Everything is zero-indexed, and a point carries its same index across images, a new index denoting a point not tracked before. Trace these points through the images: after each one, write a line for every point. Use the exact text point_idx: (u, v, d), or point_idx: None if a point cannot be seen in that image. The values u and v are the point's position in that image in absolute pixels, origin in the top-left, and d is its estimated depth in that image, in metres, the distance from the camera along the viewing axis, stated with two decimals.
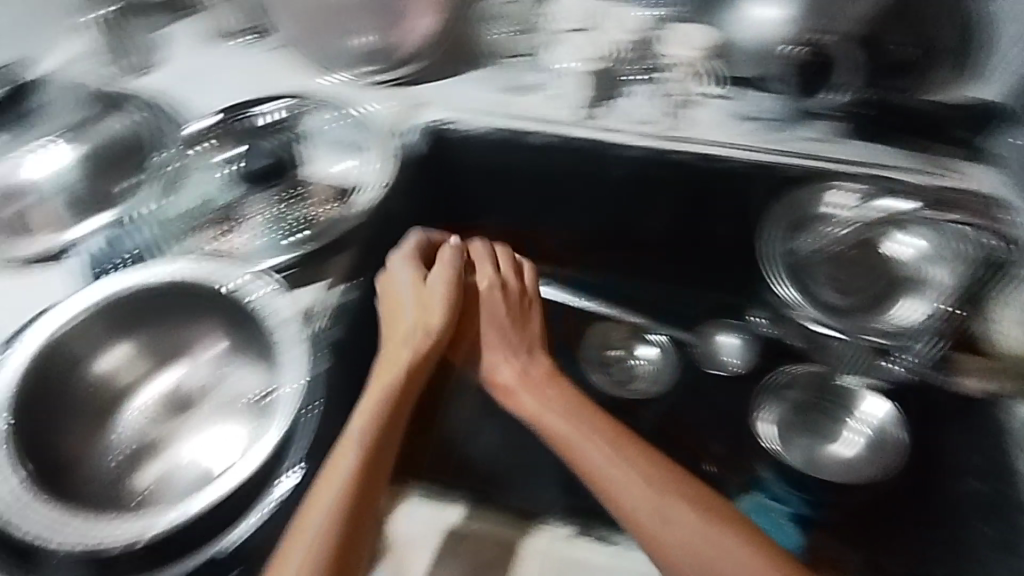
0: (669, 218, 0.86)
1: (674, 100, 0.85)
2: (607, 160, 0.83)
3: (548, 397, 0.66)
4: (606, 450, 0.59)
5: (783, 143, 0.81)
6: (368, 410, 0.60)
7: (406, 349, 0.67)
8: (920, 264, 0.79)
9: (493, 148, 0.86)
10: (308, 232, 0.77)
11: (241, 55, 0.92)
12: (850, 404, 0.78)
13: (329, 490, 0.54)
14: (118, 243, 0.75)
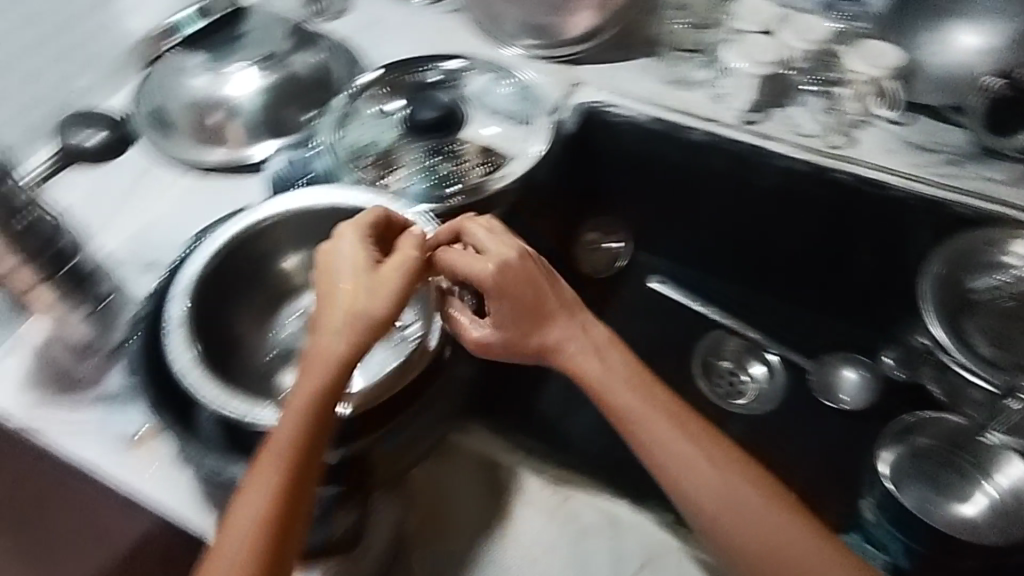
0: (815, 238, 0.83)
1: (846, 117, 0.80)
2: (759, 167, 0.81)
3: (606, 370, 0.61)
4: (680, 442, 0.58)
5: (962, 180, 0.75)
6: (294, 404, 0.52)
7: (335, 339, 0.53)
8: None
9: (644, 139, 0.86)
10: (458, 187, 0.79)
11: (422, 13, 0.98)
12: (987, 465, 0.72)
13: (257, 494, 0.51)
14: (302, 162, 0.79)
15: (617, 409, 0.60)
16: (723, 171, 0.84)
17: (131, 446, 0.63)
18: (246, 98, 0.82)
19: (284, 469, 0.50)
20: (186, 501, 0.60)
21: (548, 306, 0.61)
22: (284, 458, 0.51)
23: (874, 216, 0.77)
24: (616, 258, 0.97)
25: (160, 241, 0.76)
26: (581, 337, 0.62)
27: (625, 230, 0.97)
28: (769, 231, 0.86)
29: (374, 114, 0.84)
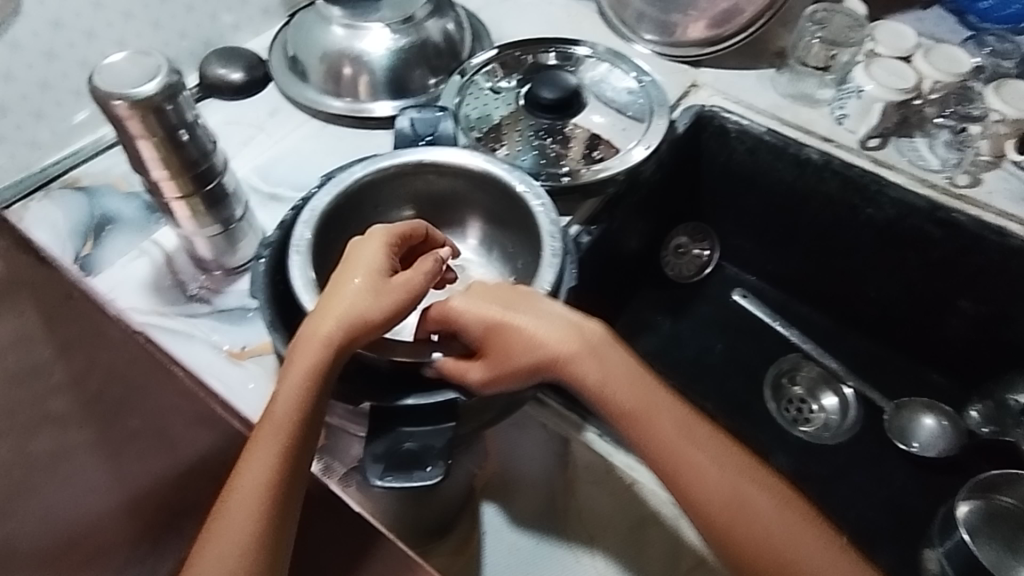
0: (915, 273, 0.81)
1: (972, 157, 0.78)
2: (876, 197, 0.79)
3: (604, 374, 0.52)
4: (687, 445, 0.51)
5: None
6: (284, 390, 0.50)
7: (321, 327, 0.51)
8: None
9: (757, 150, 0.85)
10: (566, 176, 0.76)
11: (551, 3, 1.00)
12: None
13: (250, 478, 0.49)
14: (429, 118, 0.76)
15: (618, 409, 0.51)
16: (834, 191, 0.82)
17: (232, 359, 0.64)
18: (378, 54, 0.83)
19: (280, 457, 0.49)
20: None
21: (540, 319, 0.53)
22: (281, 447, 0.49)
23: (986, 263, 0.75)
24: (701, 265, 0.97)
25: (288, 175, 0.80)
26: (579, 343, 0.52)
27: (713, 239, 0.96)
28: (869, 262, 0.84)
29: (490, 90, 0.85)
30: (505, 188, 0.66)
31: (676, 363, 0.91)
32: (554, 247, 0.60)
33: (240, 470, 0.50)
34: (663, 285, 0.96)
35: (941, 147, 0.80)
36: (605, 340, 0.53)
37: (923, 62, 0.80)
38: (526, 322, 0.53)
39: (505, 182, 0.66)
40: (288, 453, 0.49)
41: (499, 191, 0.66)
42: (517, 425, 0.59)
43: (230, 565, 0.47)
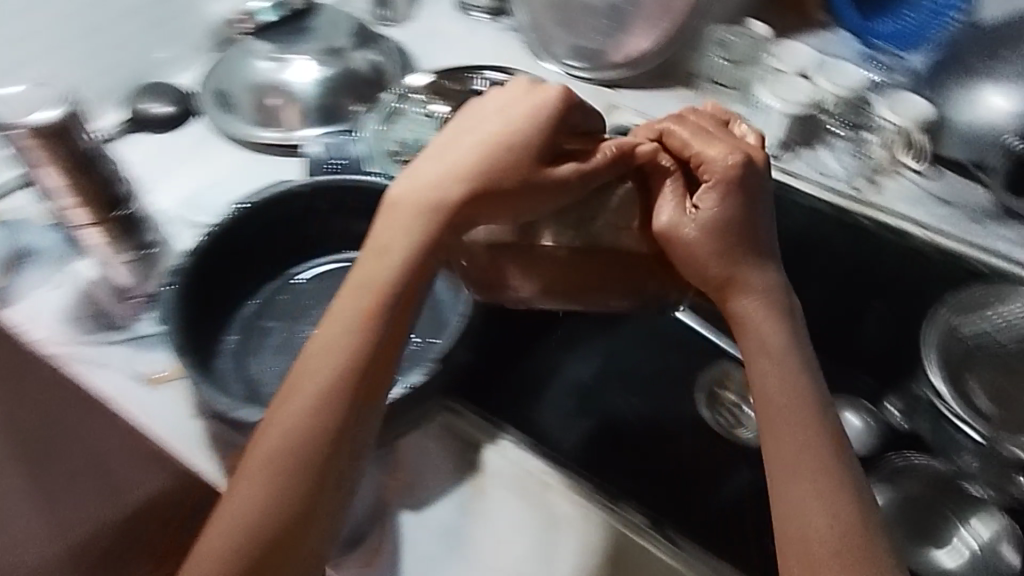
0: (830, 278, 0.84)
1: (871, 163, 0.85)
2: (788, 207, 0.82)
3: (758, 324, 0.56)
4: (824, 450, 0.52)
5: (977, 236, 0.79)
6: (391, 235, 0.56)
7: (455, 180, 0.56)
8: None
9: None
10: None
11: (479, 32, 1.04)
12: (965, 512, 0.65)
13: (346, 318, 0.54)
14: (338, 146, 0.84)
15: (755, 369, 0.55)
16: None
17: (150, 383, 0.64)
18: (304, 86, 0.86)
19: (375, 306, 0.54)
20: (195, 443, 0.61)
21: (732, 242, 0.56)
22: (376, 297, 0.54)
23: (895, 268, 0.79)
24: None
25: (210, 204, 0.81)
26: (767, 295, 0.56)
27: None
28: None
29: (425, 113, 0.85)
30: None
31: None
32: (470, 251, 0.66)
33: (336, 313, 0.55)
34: None
35: (845, 156, 0.86)
36: (772, 296, 0.57)
37: (822, 80, 0.84)
38: (737, 253, 0.56)
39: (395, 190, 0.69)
40: (378, 324, 0.54)
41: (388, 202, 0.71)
42: (427, 434, 0.62)
43: (298, 439, 0.51)
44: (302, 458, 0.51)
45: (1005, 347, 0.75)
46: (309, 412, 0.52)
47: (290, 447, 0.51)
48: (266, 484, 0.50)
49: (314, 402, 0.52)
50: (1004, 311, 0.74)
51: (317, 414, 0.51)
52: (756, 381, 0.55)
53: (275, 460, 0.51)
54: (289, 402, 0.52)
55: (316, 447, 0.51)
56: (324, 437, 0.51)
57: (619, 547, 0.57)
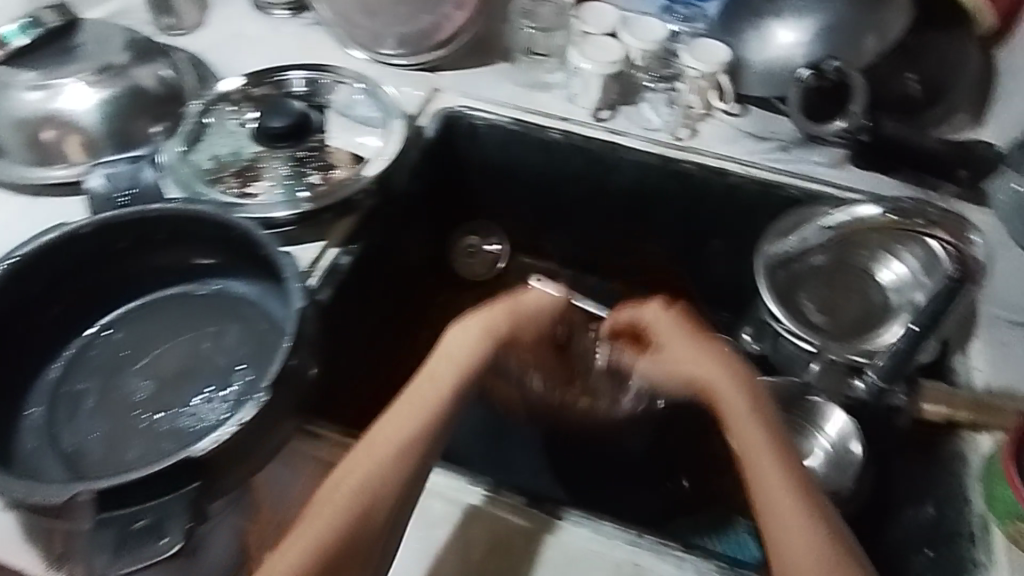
0: (671, 223, 0.90)
1: (686, 112, 0.89)
2: (618, 163, 0.87)
3: (735, 401, 0.56)
4: (796, 487, 0.50)
5: (788, 163, 0.85)
6: (434, 375, 0.58)
7: (450, 363, 0.59)
8: (895, 291, 0.78)
9: (504, 141, 0.90)
10: (306, 194, 0.74)
11: (282, 27, 0.96)
12: (817, 420, 0.72)
13: (416, 399, 0.56)
14: (130, 172, 0.69)
15: (739, 436, 0.54)
16: (580, 168, 0.89)
17: None
18: (85, 111, 0.74)
19: (444, 391, 0.57)
20: (14, 544, 0.52)
21: (709, 357, 0.60)
22: (439, 385, 0.57)
23: (715, 201, 0.86)
24: (494, 261, 1.02)
25: None
26: (736, 379, 0.58)
27: (497, 232, 1.01)
28: (631, 224, 0.93)
29: (236, 124, 0.80)
30: (194, 216, 0.62)
31: None
32: (285, 265, 0.59)
33: (427, 380, 0.58)
34: (453, 288, 1.01)
35: (661, 108, 0.90)
36: (738, 377, 0.58)
37: (626, 36, 0.87)
38: (708, 362, 0.60)
39: (198, 212, 0.62)
40: (415, 444, 0.53)
41: (191, 224, 0.62)
42: (287, 464, 0.59)
43: (315, 551, 0.47)
44: (367, 510, 0.49)
45: (818, 260, 0.79)
46: (337, 517, 0.48)
47: (318, 551, 0.47)
48: (331, 534, 0.48)
49: (388, 458, 0.52)
50: (794, 238, 0.78)
51: (344, 520, 0.48)
52: (741, 449, 0.53)
53: (342, 507, 0.49)
54: (371, 446, 0.53)
55: (380, 506, 0.50)
56: (395, 494, 0.51)
57: (499, 530, 0.57)
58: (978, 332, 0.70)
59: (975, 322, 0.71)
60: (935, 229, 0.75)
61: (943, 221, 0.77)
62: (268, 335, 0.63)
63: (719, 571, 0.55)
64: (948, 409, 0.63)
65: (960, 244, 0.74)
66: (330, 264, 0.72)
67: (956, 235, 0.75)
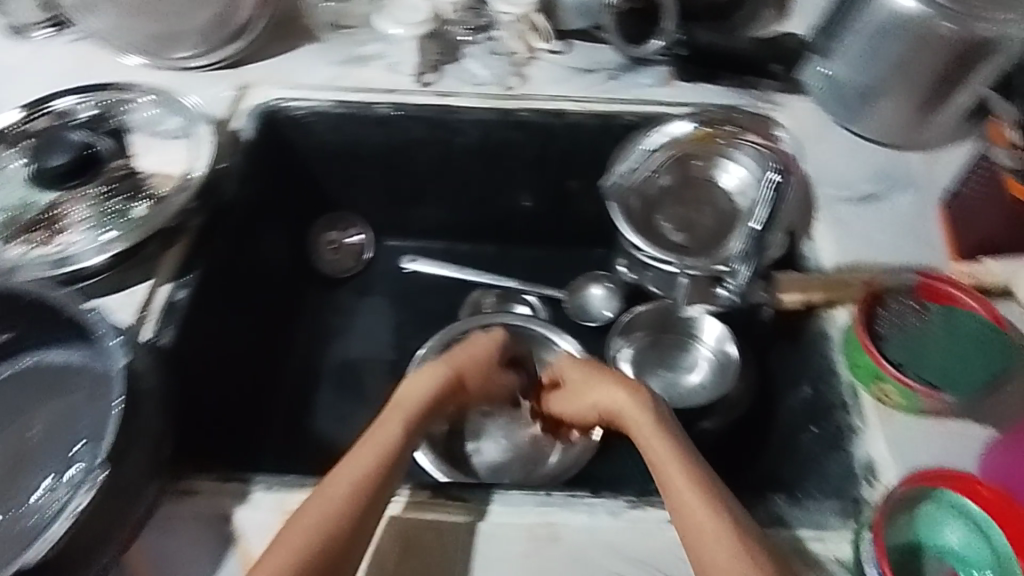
0: (523, 173, 0.89)
1: (510, 60, 0.87)
2: (457, 126, 0.84)
3: (665, 457, 0.53)
4: (698, 499, 0.49)
5: (622, 91, 0.85)
6: (384, 425, 0.56)
7: (389, 422, 0.56)
8: (740, 194, 0.82)
9: (334, 127, 0.85)
10: (115, 232, 0.65)
11: (49, 47, 0.85)
12: (695, 332, 0.79)
13: (364, 457, 0.52)
14: None
15: (667, 487, 0.51)
16: (421, 136, 0.86)
17: None
18: None
19: (385, 447, 0.53)
20: None
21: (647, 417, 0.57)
22: (376, 444, 0.53)
23: (562, 143, 0.85)
24: (359, 252, 0.97)
25: None
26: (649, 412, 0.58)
27: (358, 222, 0.97)
28: (488, 183, 0.91)
29: (20, 166, 0.70)
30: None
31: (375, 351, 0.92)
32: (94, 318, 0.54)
33: (365, 441, 0.54)
34: (325, 289, 0.96)
35: (486, 59, 0.87)
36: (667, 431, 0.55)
37: None
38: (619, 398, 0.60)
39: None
40: (373, 479, 0.50)
41: None
42: (164, 528, 0.54)
43: None
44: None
45: (664, 180, 0.84)
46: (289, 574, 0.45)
47: None
48: None
49: (323, 522, 0.47)
50: (629, 162, 0.83)
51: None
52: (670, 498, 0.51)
53: None
54: (309, 511, 0.48)
55: None
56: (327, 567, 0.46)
57: (407, 531, 0.55)
58: (818, 215, 0.74)
59: (815, 207, 0.74)
60: (745, 132, 0.81)
61: (752, 125, 0.81)
62: (102, 400, 0.56)
63: (629, 506, 0.57)
64: (806, 296, 0.67)
65: (769, 141, 0.80)
66: (167, 302, 0.66)
67: (762, 135, 0.80)
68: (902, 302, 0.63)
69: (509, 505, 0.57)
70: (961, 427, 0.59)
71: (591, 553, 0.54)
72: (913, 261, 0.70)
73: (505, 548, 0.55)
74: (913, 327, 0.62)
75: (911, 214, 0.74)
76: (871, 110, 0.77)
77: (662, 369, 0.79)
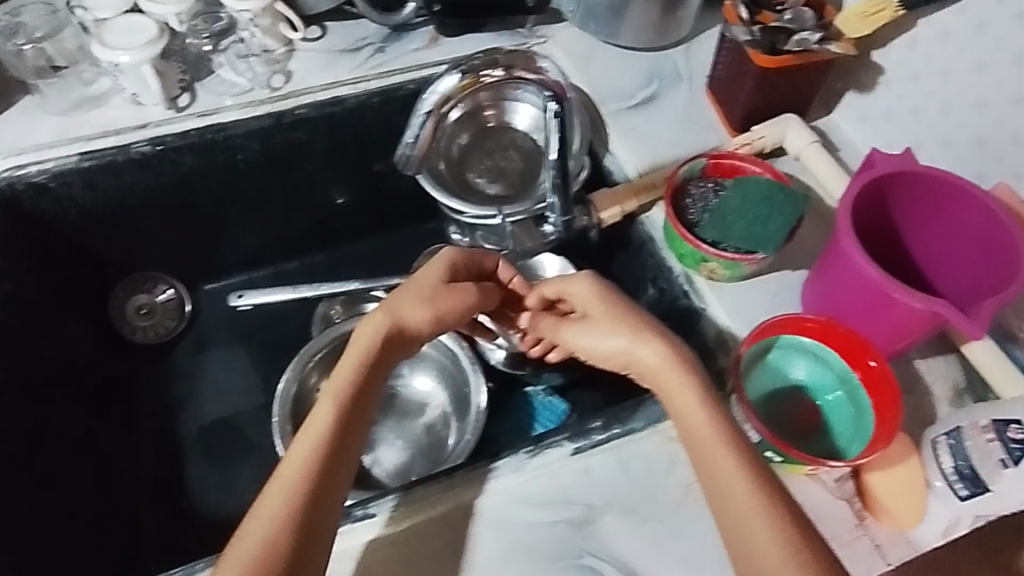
0: (321, 170, 0.85)
1: (267, 60, 0.81)
2: (232, 143, 0.78)
3: (702, 423, 0.51)
4: (730, 457, 0.48)
5: (392, 63, 0.82)
6: (309, 436, 0.49)
7: (306, 442, 0.49)
8: (535, 130, 0.83)
9: (89, 181, 0.75)
10: None
11: None
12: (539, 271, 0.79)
13: (292, 482, 0.47)
14: None
15: (699, 446, 0.50)
16: (196, 167, 0.79)
17: None
18: None
19: (315, 458, 0.48)
20: None
21: (677, 373, 0.53)
22: (308, 461, 0.48)
23: (349, 132, 0.82)
24: (177, 307, 0.89)
25: None
26: (670, 359, 0.54)
27: (164, 275, 0.88)
28: (290, 191, 0.86)
29: None
30: None
31: (236, 400, 0.86)
32: None
33: (289, 463, 0.48)
34: (152, 360, 0.87)
35: (238, 65, 0.80)
36: (691, 380, 0.53)
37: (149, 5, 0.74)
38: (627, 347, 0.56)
39: None
40: (295, 516, 0.46)
41: None
42: None
43: None
44: None
45: (464, 139, 0.83)
46: None
47: None
48: None
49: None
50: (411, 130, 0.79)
51: None
52: (699, 453, 0.50)
53: None
54: (235, 555, 0.44)
55: None
56: None
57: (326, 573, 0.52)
58: (609, 129, 0.78)
59: (604, 123, 0.78)
60: (515, 69, 0.81)
61: (519, 61, 0.81)
62: None
63: (531, 455, 0.57)
64: (622, 207, 0.70)
65: (540, 74, 0.80)
66: None
67: (527, 69, 0.81)
68: (701, 186, 0.69)
69: (416, 500, 0.55)
70: (779, 278, 0.67)
71: (509, 513, 0.55)
72: (701, 146, 0.77)
73: (432, 542, 0.54)
74: (716, 204, 0.67)
75: (687, 103, 0.80)
76: (622, 20, 0.81)
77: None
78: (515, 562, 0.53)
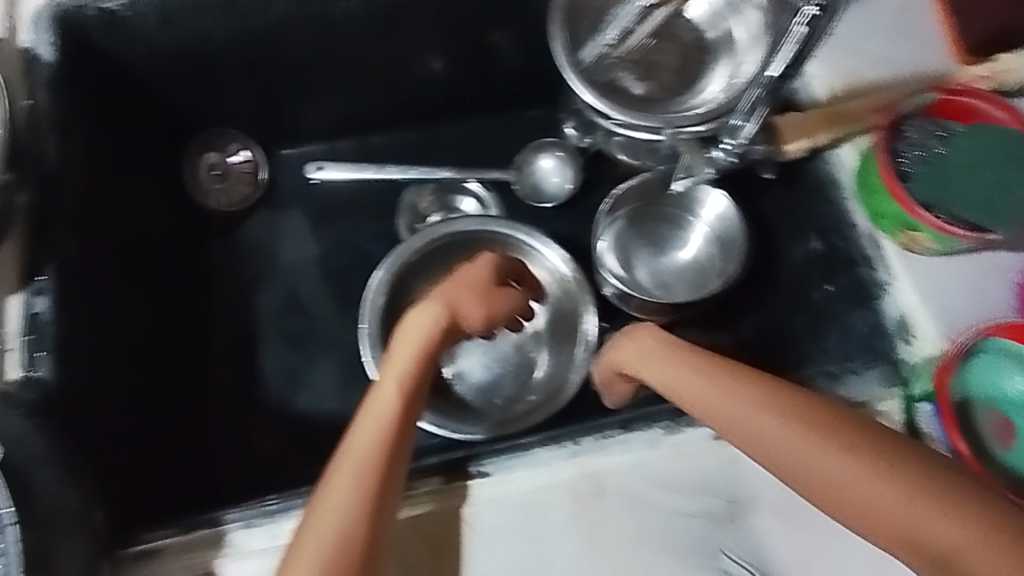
0: (431, 30, 0.70)
1: None
2: None
3: (710, 394, 0.47)
4: (713, 387, 0.47)
5: None
6: (373, 412, 0.48)
7: (372, 412, 0.48)
8: (714, 26, 0.66)
9: (165, 17, 0.62)
10: None
11: None
12: (691, 204, 0.67)
13: (357, 460, 0.45)
14: None
15: (682, 400, 0.49)
16: (288, 12, 0.65)
17: None
18: None
19: (381, 437, 0.46)
20: None
21: (678, 371, 0.51)
22: (376, 430, 0.46)
23: None
24: (252, 173, 0.80)
25: None
26: (637, 344, 0.55)
27: (239, 135, 0.79)
28: (388, 51, 0.72)
29: None
30: None
31: (309, 288, 0.78)
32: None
33: (357, 431, 0.47)
34: (222, 233, 0.79)
35: None
36: (665, 349, 0.54)
37: None
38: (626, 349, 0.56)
39: None
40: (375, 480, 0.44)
41: None
42: None
43: None
44: None
45: (650, 43, 0.67)
46: None
47: None
48: None
49: (332, 557, 0.41)
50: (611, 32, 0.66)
51: None
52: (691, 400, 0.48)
53: None
54: (323, 524, 0.42)
55: None
56: None
57: (434, 530, 0.48)
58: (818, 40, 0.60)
59: None
60: None
61: None
62: None
63: (669, 432, 0.51)
64: (814, 140, 0.57)
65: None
66: (26, 314, 0.52)
67: None
68: (921, 126, 0.54)
69: (534, 468, 0.50)
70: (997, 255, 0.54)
71: (643, 494, 0.49)
72: (921, 66, 0.58)
73: (549, 515, 0.48)
74: (940, 154, 0.53)
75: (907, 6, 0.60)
76: None
77: (646, 247, 0.69)
78: (644, 551, 0.48)
